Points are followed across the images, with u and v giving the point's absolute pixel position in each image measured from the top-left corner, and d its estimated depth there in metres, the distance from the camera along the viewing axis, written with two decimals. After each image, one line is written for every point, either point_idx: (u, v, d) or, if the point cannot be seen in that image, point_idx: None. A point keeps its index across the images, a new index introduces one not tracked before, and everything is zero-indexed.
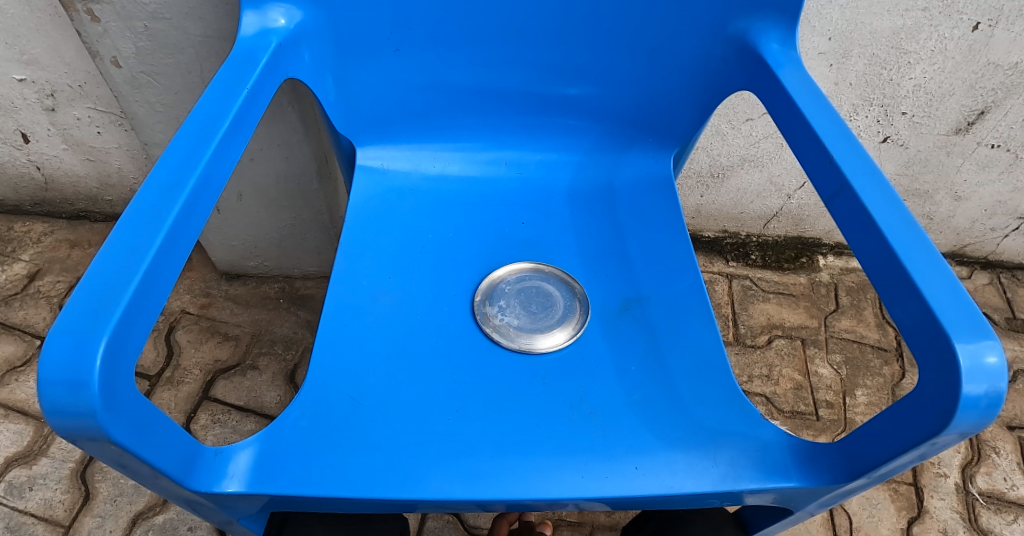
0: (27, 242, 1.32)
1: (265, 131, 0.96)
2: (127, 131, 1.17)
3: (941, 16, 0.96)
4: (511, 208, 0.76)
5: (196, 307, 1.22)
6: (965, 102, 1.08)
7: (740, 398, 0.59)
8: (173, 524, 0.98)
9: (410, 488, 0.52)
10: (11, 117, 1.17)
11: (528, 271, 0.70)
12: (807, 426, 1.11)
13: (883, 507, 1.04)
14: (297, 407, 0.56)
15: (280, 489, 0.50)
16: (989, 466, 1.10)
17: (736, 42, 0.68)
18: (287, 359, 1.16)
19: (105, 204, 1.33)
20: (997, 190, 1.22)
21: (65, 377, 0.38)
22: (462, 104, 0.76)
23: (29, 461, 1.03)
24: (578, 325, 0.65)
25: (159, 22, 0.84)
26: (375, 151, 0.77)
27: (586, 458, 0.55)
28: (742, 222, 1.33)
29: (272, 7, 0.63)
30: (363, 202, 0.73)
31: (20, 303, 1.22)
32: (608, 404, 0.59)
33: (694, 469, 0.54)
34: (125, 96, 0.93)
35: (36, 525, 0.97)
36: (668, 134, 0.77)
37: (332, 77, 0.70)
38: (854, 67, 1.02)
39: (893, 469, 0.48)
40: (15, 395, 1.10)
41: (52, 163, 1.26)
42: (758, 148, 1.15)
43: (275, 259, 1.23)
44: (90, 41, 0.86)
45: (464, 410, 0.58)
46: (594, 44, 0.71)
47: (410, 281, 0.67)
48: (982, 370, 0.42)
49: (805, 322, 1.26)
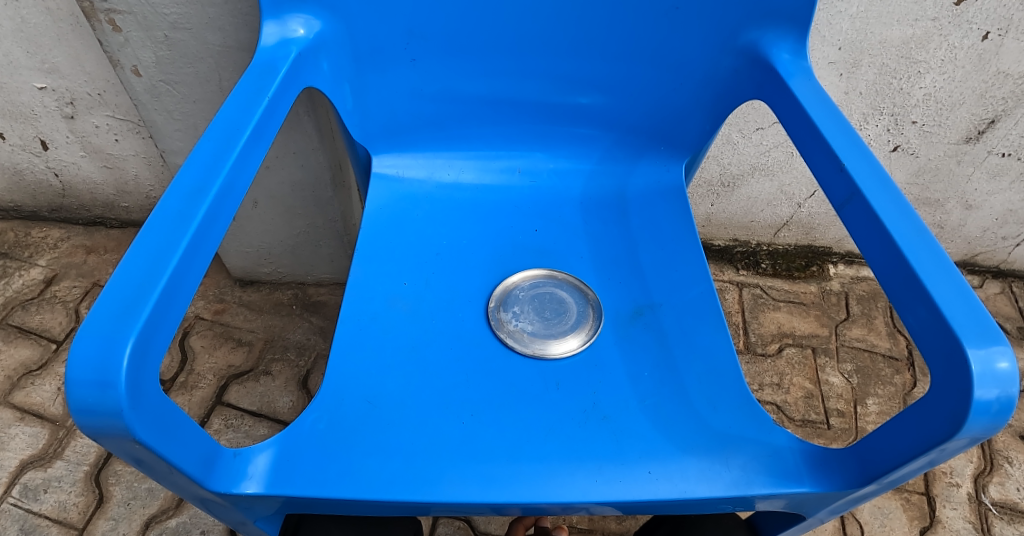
0: (44, 247, 1.34)
1: (281, 140, 0.97)
2: (144, 139, 1.19)
3: (951, 26, 0.96)
4: (524, 216, 0.77)
5: (210, 313, 1.24)
6: (976, 111, 1.08)
7: (753, 405, 0.59)
8: (186, 527, 0.99)
9: (426, 491, 0.53)
10: (31, 124, 1.20)
11: (542, 277, 0.70)
12: (818, 434, 1.11)
13: (894, 516, 1.04)
14: (314, 410, 0.57)
15: (297, 491, 0.51)
16: (1002, 476, 1.09)
17: (747, 52, 0.68)
18: (299, 365, 1.17)
19: (120, 210, 1.35)
20: (1009, 199, 1.22)
21: (93, 377, 0.39)
22: (476, 114, 0.77)
23: (44, 464, 1.04)
24: (591, 331, 0.65)
25: (179, 32, 0.86)
26: (391, 159, 0.78)
27: (599, 463, 0.55)
28: (752, 231, 1.33)
29: (292, 18, 0.65)
30: (379, 208, 0.74)
31: (37, 308, 1.23)
32: (621, 408, 0.59)
33: (706, 475, 0.54)
34: (144, 105, 0.95)
35: (50, 527, 0.98)
36: (679, 143, 0.77)
37: (349, 86, 0.71)
38: (864, 77, 1.03)
39: (903, 475, 0.48)
40: (32, 398, 1.11)
41: (70, 170, 1.28)
42: (769, 157, 1.16)
43: (288, 265, 1.25)
44: (111, 50, 0.88)
45: (478, 414, 0.59)
46: (609, 54, 0.72)
47: (424, 287, 0.68)
48: (993, 375, 0.43)
49: (815, 330, 1.26)
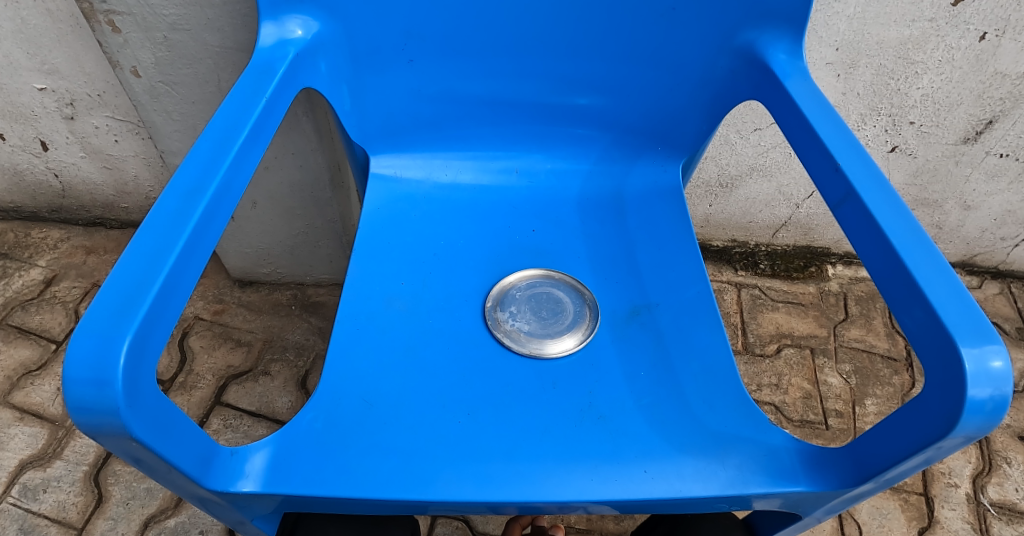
0: (44, 248, 1.34)
1: (280, 140, 0.97)
2: (144, 139, 1.20)
3: (948, 26, 0.96)
4: (521, 216, 0.77)
5: (209, 314, 1.24)
6: (973, 111, 1.08)
7: (749, 404, 0.59)
8: (184, 527, 0.99)
9: (423, 491, 0.53)
10: (31, 125, 1.20)
11: (539, 277, 0.71)
12: (816, 435, 1.11)
13: (892, 516, 1.04)
14: (311, 409, 0.57)
15: (295, 490, 0.51)
16: (1001, 476, 1.09)
17: (744, 53, 0.69)
18: (298, 365, 1.17)
19: (120, 211, 1.35)
20: (1008, 199, 1.22)
21: (90, 376, 0.39)
22: (474, 115, 0.77)
23: (43, 464, 1.04)
24: (587, 330, 0.65)
25: (179, 34, 0.86)
26: (389, 159, 0.78)
27: (596, 462, 0.55)
28: (751, 231, 1.33)
29: (290, 18, 0.65)
30: (376, 208, 0.75)
31: (36, 308, 1.24)
32: (617, 408, 0.59)
33: (702, 474, 0.54)
34: (143, 105, 0.96)
35: (49, 527, 0.98)
36: (676, 144, 0.78)
37: (347, 87, 0.71)
38: (861, 78, 1.03)
39: (900, 473, 0.48)
40: (31, 398, 1.12)
41: (70, 171, 1.28)
42: (766, 158, 1.16)
43: (287, 266, 1.25)
44: (111, 51, 0.88)
45: (475, 413, 0.59)
46: (607, 55, 0.72)
47: (421, 286, 0.68)
48: (987, 375, 0.43)
49: (814, 331, 1.26)
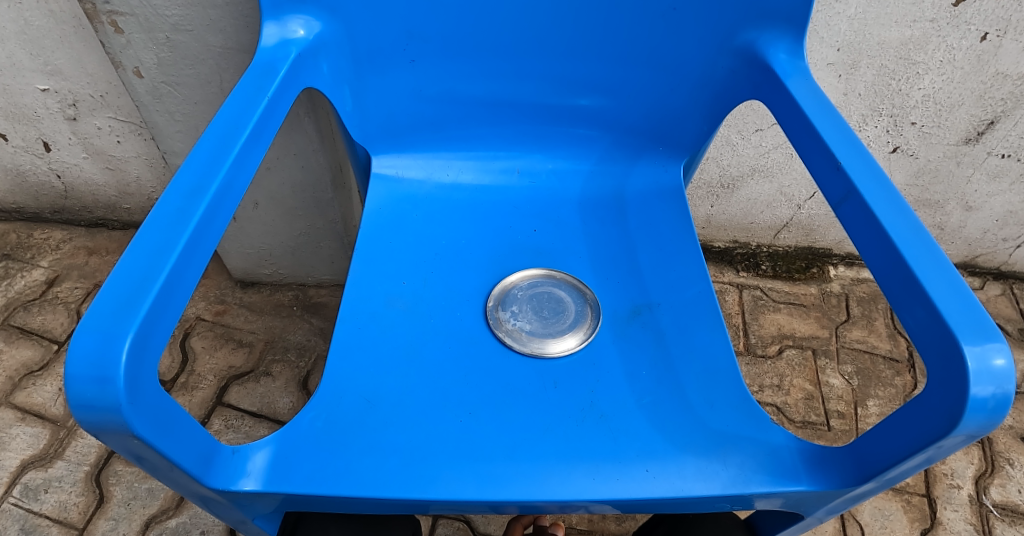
0: (46, 249, 1.34)
1: (283, 141, 0.98)
2: (146, 140, 1.20)
3: (949, 27, 0.96)
4: (522, 216, 0.77)
5: (211, 314, 1.24)
6: (975, 112, 1.08)
7: (751, 404, 0.59)
8: (186, 527, 0.99)
9: (424, 490, 0.53)
10: (34, 126, 1.20)
11: (540, 277, 0.71)
12: (818, 436, 1.11)
13: (895, 518, 1.03)
14: (312, 408, 0.57)
15: (296, 488, 0.51)
16: (1003, 478, 1.09)
17: (744, 53, 0.69)
18: (300, 366, 1.17)
19: (122, 212, 1.36)
20: (1009, 199, 1.22)
21: (92, 372, 0.39)
22: (474, 115, 0.77)
23: (44, 464, 1.04)
24: (589, 330, 0.65)
25: (181, 34, 0.87)
26: (391, 160, 0.79)
27: (597, 461, 0.55)
28: (752, 232, 1.33)
29: (292, 18, 0.65)
30: (378, 208, 0.75)
31: (39, 309, 1.24)
32: (618, 407, 0.59)
33: (703, 473, 0.54)
34: (146, 106, 0.96)
35: (50, 527, 0.98)
36: (677, 144, 0.78)
37: (349, 88, 0.71)
38: (862, 78, 1.03)
39: (901, 473, 0.48)
40: (33, 398, 1.12)
41: (73, 172, 1.29)
42: (768, 159, 1.16)
43: (289, 267, 1.25)
44: (114, 51, 0.89)
45: (476, 412, 0.59)
46: (607, 56, 0.72)
47: (422, 286, 0.68)
48: (989, 373, 0.43)
49: (816, 332, 1.26)
